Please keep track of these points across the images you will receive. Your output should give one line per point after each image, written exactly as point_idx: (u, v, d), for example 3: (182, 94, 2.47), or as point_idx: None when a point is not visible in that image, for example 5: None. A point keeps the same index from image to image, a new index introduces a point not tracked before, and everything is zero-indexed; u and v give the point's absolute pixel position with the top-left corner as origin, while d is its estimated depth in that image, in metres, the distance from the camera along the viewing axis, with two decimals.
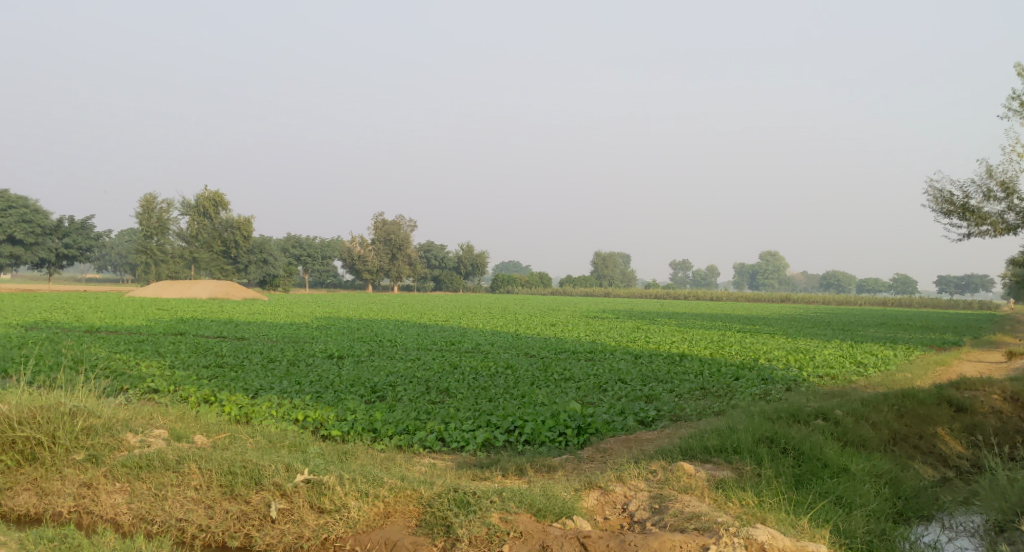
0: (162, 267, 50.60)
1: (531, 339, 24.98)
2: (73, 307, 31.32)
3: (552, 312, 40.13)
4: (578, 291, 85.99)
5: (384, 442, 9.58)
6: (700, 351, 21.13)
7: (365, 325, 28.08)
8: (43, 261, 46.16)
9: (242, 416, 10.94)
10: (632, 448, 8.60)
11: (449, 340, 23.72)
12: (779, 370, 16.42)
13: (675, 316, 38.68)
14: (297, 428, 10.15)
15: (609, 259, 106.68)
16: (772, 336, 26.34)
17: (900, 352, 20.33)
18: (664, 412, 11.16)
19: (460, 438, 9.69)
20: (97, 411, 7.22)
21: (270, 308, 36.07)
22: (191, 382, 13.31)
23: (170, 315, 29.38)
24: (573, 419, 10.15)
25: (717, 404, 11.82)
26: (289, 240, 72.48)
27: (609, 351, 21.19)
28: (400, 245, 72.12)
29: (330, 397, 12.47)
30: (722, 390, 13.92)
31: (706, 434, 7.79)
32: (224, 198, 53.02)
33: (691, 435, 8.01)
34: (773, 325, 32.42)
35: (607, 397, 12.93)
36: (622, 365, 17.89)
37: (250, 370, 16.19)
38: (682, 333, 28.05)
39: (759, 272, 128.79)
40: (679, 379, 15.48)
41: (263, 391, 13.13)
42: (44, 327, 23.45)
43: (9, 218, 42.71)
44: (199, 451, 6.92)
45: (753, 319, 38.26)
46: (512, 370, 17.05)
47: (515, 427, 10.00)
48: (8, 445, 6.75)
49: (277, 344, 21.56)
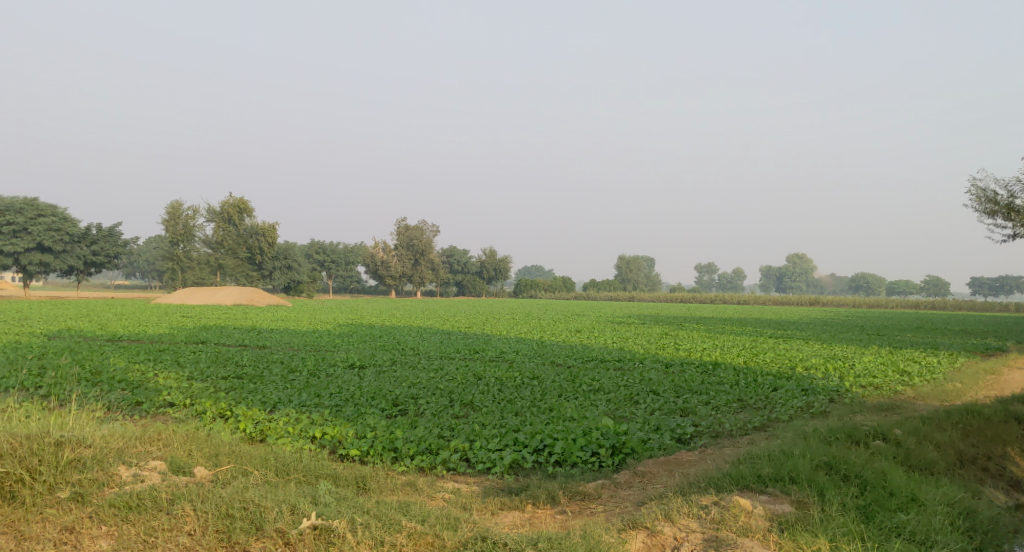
0: (187, 275, 50.77)
1: (556, 346, 24.29)
2: (98, 315, 31.14)
3: (578, 317, 39.59)
4: (603, 295, 85.22)
5: (406, 464, 9.00)
6: (733, 359, 20.28)
7: (388, 332, 27.55)
8: (72, 269, 46.25)
9: (257, 433, 10.42)
10: (673, 472, 7.89)
11: (472, 348, 23.09)
12: (820, 380, 15.59)
13: (705, 321, 37.91)
14: (313, 449, 9.61)
15: (633, 262, 105.76)
16: (806, 342, 25.45)
17: (944, 359, 19.36)
18: (703, 429, 10.48)
19: (486, 459, 9.07)
20: (87, 440, 6.71)
21: (294, 314, 35.71)
22: (208, 395, 12.81)
23: (193, 322, 29.07)
24: (606, 437, 9.48)
25: (758, 418, 11.13)
26: (313, 245, 72.43)
27: (638, 359, 20.50)
28: (424, 250, 71.72)
29: (350, 412, 11.89)
30: (760, 402, 13.23)
31: (757, 459, 7.02)
32: (249, 205, 52.85)
33: (740, 458, 7.32)
34: (805, 330, 31.53)
35: (639, 411, 12.26)
36: (654, 374, 17.20)
37: (269, 381, 15.64)
38: (713, 339, 27.18)
39: (786, 275, 127.19)
40: (714, 391, 14.73)
41: (281, 404, 12.61)
42: (66, 335, 23.20)
43: (38, 226, 42.86)
44: (196, 487, 6.39)
45: (783, 322, 37.31)
46: (538, 381, 16.38)
47: (544, 446, 9.33)
48: None
49: (299, 353, 21.11)
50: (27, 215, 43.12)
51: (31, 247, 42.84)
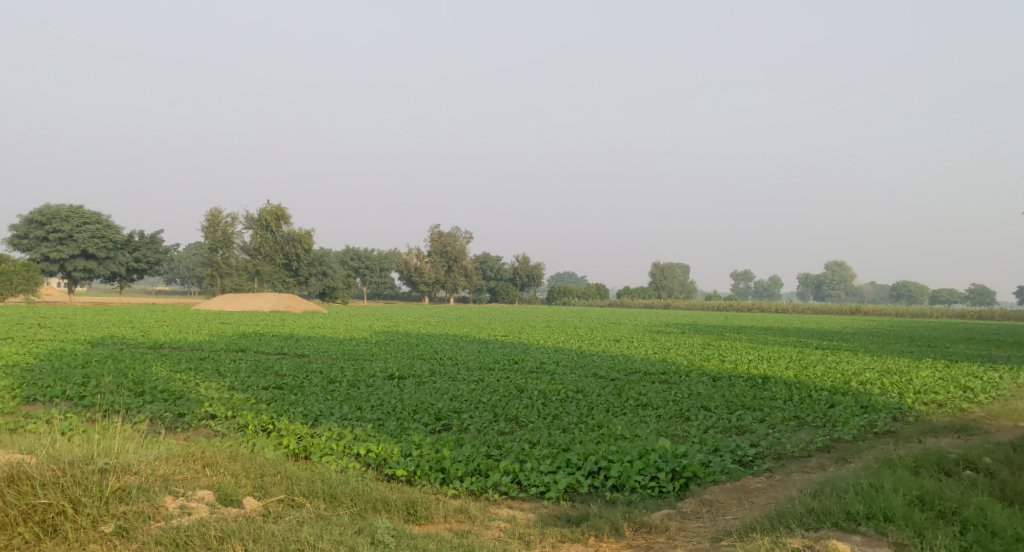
0: (226, 280, 50.92)
1: (597, 357, 23.73)
2: (139, 321, 31.25)
3: (614, 325, 39.07)
4: (637, 303, 84.50)
5: (456, 486, 8.63)
6: (782, 373, 19.53)
7: (424, 340, 27.21)
8: (115, 276, 46.71)
9: (300, 449, 10.09)
10: (743, 503, 7.43)
11: (511, 358, 22.63)
12: (877, 396, 14.93)
13: (744, 330, 37.18)
14: (357, 468, 9.29)
15: (667, 269, 104.51)
16: (854, 354, 24.60)
17: (1006, 374, 18.45)
18: (765, 450, 9.96)
19: (539, 482, 8.67)
20: (132, 466, 6.51)
21: (330, 322, 35.54)
22: (250, 406, 12.54)
23: (232, 329, 29.01)
24: (665, 460, 8.99)
25: (820, 439, 10.60)
26: (348, 252, 72.69)
27: (683, 372, 19.90)
28: (457, 257, 71.58)
29: (393, 427, 11.57)
30: (819, 419, 12.62)
31: (844, 490, 6.52)
32: (286, 211, 52.97)
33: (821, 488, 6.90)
34: (851, 341, 30.65)
35: (693, 429, 11.76)
36: (701, 389, 16.64)
37: (309, 393, 15.35)
38: (758, 350, 26.43)
39: (824, 284, 125.18)
40: (768, 407, 14.11)
41: (323, 417, 12.32)
42: (109, 342, 23.22)
43: (83, 233, 43.39)
44: (246, 523, 6.15)
45: (826, 332, 36.26)
46: (582, 395, 15.87)
47: (598, 468, 8.89)
48: (26, 518, 5.95)
49: (337, 362, 20.82)
50: (73, 223, 43.77)
51: (75, 253, 43.35)
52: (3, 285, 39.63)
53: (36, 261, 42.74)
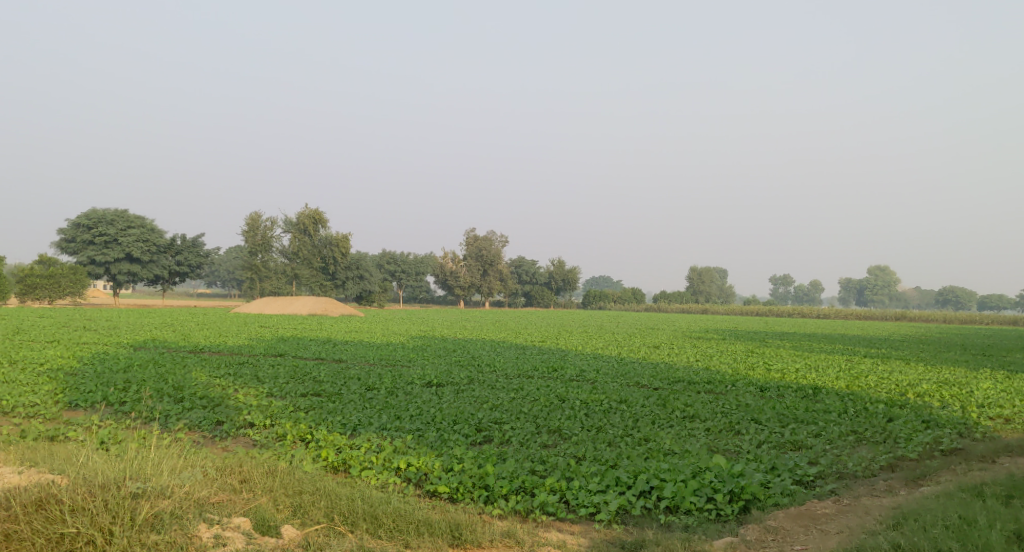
0: (265, 283, 51.06)
1: (637, 365, 23.15)
2: (180, 324, 31.36)
3: (652, 331, 38.42)
4: (675, 307, 83.43)
5: (502, 506, 8.24)
6: (834, 382, 18.79)
7: (461, 345, 26.91)
8: (158, 279, 47.09)
9: (339, 462, 9.72)
10: (812, 531, 6.98)
11: (550, 366, 22.15)
12: (939, 409, 14.18)
13: (787, 337, 36.27)
14: (396, 485, 8.92)
15: (705, 272, 102.89)
16: (906, 363, 23.62)
17: None
18: (826, 469, 9.41)
19: (588, 503, 8.23)
20: (167, 491, 6.49)
21: (367, 325, 35.37)
22: (289, 415, 12.26)
23: (271, 333, 28.88)
24: (722, 480, 8.49)
25: (883, 456, 10.02)
26: (384, 255, 72.76)
27: (729, 382, 19.23)
28: (492, 261, 71.23)
29: (434, 439, 11.20)
30: (879, 434, 11.94)
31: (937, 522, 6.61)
32: (324, 215, 53.02)
33: (907, 525, 6.63)
34: (900, 348, 29.75)
35: (745, 444, 11.24)
36: (750, 400, 16.01)
37: (348, 401, 15.03)
38: (805, 358, 25.61)
39: (867, 289, 122.81)
40: (822, 420, 13.45)
41: (361, 427, 11.98)
42: (151, 346, 23.26)
43: (128, 237, 43.83)
44: None
45: (873, 339, 35.22)
46: (627, 406, 15.35)
47: (650, 488, 8.43)
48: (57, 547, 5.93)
49: (375, 369, 20.56)
50: (118, 226, 44.22)
51: (120, 256, 43.80)
52: (50, 287, 40.26)
53: (82, 265, 43.34)
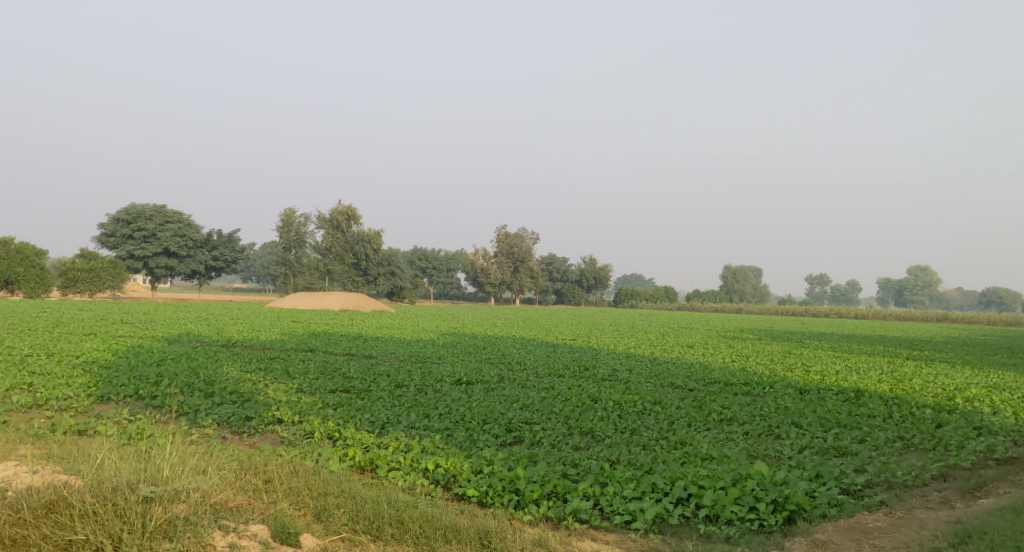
0: (298, 278, 51.45)
1: (672, 364, 22.66)
2: (215, 318, 31.44)
3: (686, 330, 37.81)
4: (709, 306, 82.48)
5: (532, 511, 7.91)
6: (877, 385, 18.18)
7: (492, 343, 26.65)
8: (195, 273, 47.49)
9: (366, 462, 9.42)
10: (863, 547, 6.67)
11: (583, 364, 21.74)
12: (991, 416, 13.51)
13: (825, 337, 35.43)
14: (423, 487, 8.59)
15: (739, 271, 101.65)
16: (952, 366, 22.84)
17: None
18: (874, 478, 8.92)
19: (623, 510, 7.86)
20: (183, 497, 6.28)
21: (398, 321, 35.27)
22: (316, 412, 12.03)
23: (303, 328, 28.84)
24: (765, 488, 8.07)
25: (934, 465, 9.49)
26: (416, 251, 72.77)
27: (768, 383, 18.69)
28: (523, 258, 70.87)
29: (463, 439, 10.90)
30: (928, 441, 11.38)
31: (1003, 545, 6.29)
32: (356, 211, 53.06)
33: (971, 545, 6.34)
34: (945, 351, 28.88)
35: (787, 449, 10.77)
36: (790, 402, 15.47)
37: (377, 398, 14.78)
38: (844, 359, 24.93)
39: (906, 289, 120.40)
40: (867, 426, 12.89)
41: (390, 425, 11.69)
42: (185, 339, 23.33)
43: (166, 231, 44.20)
44: None
45: (915, 341, 34.29)
46: (662, 407, 14.91)
47: (688, 495, 8.04)
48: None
49: (405, 365, 20.36)
50: (156, 221, 44.58)
51: (158, 251, 44.16)
52: (91, 281, 40.75)
53: (121, 259, 43.80)
